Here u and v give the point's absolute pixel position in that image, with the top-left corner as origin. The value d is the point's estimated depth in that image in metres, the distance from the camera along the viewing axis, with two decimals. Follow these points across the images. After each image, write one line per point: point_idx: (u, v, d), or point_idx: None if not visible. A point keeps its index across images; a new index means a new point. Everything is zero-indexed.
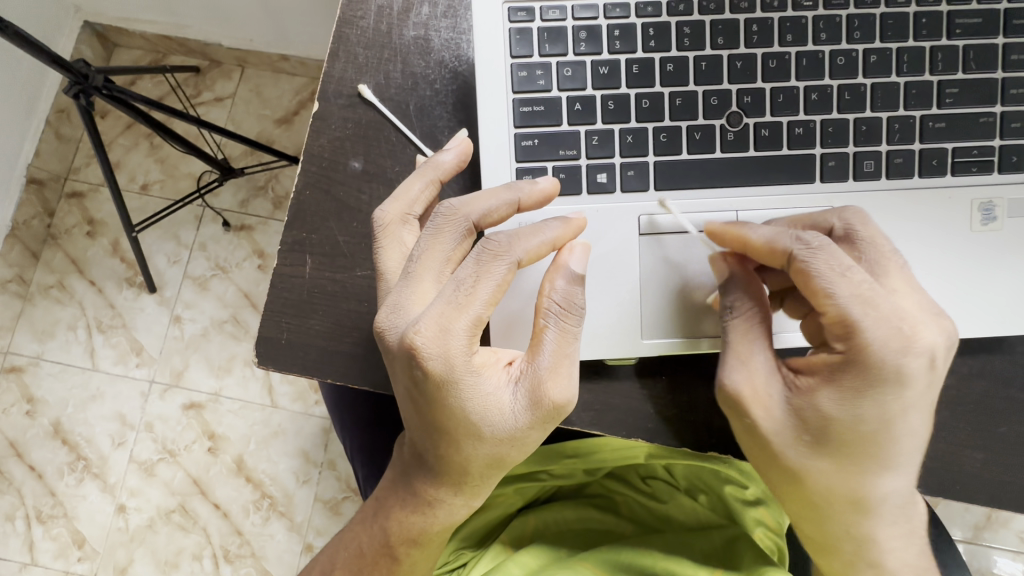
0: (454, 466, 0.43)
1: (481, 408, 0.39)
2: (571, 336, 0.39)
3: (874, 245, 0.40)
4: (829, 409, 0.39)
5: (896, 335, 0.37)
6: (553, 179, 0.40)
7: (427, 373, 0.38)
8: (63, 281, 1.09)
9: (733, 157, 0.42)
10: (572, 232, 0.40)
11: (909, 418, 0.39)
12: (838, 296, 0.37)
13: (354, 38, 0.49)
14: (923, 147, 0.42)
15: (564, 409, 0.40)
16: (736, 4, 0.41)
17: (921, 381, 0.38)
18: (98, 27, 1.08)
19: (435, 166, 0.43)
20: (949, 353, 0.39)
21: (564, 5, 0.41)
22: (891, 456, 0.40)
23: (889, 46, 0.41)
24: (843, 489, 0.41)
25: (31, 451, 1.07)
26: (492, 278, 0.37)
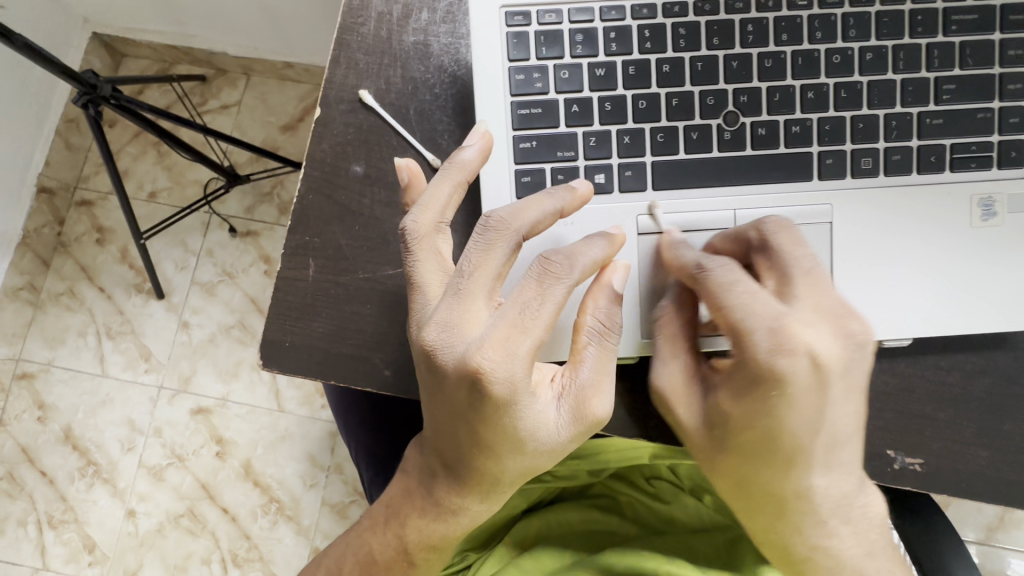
0: (487, 477, 0.43)
1: (532, 426, 0.40)
2: (611, 354, 0.41)
3: (786, 255, 0.39)
4: (728, 407, 0.40)
5: (769, 335, 0.37)
6: (589, 185, 0.40)
7: (485, 394, 0.37)
8: (73, 288, 1.11)
9: (730, 156, 0.42)
10: (615, 250, 0.40)
11: (810, 416, 0.39)
12: (726, 303, 0.38)
13: (354, 45, 0.50)
14: (921, 144, 0.42)
15: (604, 422, 0.41)
16: (731, 5, 0.41)
17: (805, 380, 0.37)
18: (106, 38, 1.10)
19: (460, 166, 0.40)
20: (860, 351, 0.38)
21: (561, 9, 0.41)
22: (803, 453, 0.40)
23: (885, 44, 0.42)
24: (761, 486, 0.42)
25: (42, 456, 1.08)
26: (557, 299, 0.38)
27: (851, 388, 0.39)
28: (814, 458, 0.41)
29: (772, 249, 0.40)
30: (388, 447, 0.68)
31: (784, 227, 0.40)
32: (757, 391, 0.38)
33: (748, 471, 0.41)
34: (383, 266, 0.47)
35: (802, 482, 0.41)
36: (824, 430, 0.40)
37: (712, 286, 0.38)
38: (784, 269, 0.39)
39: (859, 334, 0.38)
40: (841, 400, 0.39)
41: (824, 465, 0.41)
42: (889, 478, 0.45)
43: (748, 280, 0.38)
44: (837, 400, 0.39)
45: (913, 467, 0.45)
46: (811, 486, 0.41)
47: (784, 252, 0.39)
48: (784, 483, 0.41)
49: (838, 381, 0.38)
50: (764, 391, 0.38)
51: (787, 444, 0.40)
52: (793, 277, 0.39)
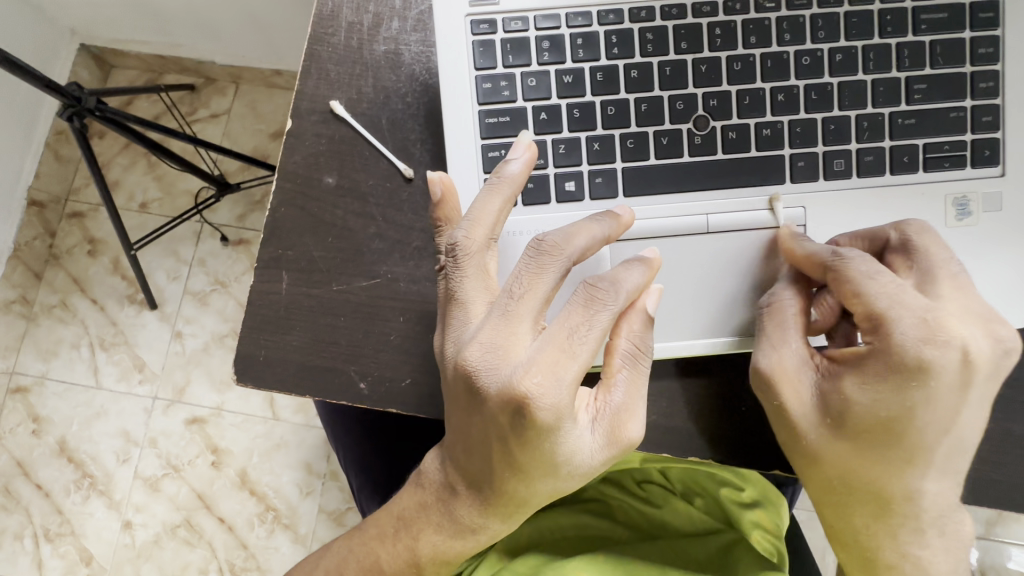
0: (513, 500, 0.43)
1: (569, 451, 0.39)
2: (643, 378, 0.41)
3: (927, 255, 0.39)
4: (854, 397, 0.38)
5: (919, 325, 0.36)
6: (631, 211, 0.40)
7: (529, 417, 0.37)
8: (65, 300, 1.11)
9: (701, 161, 0.42)
10: (653, 275, 0.40)
11: (945, 414, 0.38)
12: (868, 292, 0.37)
13: (325, 55, 0.49)
14: (893, 144, 0.42)
15: (635, 445, 0.41)
16: (698, 8, 0.41)
17: (953, 376, 0.37)
18: (93, 50, 1.10)
19: (508, 181, 0.39)
20: (1005, 357, 0.38)
21: (526, 16, 0.41)
22: (924, 452, 0.39)
23: (854, 44, 0.41)
24: (864, 479, 0.40)
25: (37, 470, 1.08)
26: (604, 327, 0.38)
27: (986, 395, 0.39)
28: (934, 460, 0.40)
29: (912, 248, 0.40)
30: (374, 458, 0.68)
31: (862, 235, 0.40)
32: (896, 381, 0.37)
33: (865, 464, 0.40)
34: (357, 278, 0.47)
35: (912, 484, 0.40)
36: (953, 432, 0.39)
37: (853, 273, 0.38)
38: (924, 266, 0.39)
39: (1006, 338, 0.38)
40: (977, 404, 0.39)
41: (938, 470, 0.40)
42: None
43: (891, 273, 0.38)
44: (975, 403, 0.39)
45: None
46: (921, 489, 0.40)
47: (925, 249, 0.39)
48: (892, 482, 0.40)
49: (982, 383, 0.38)
50: (909, 379, 0.37)
51: (914, 440, 0.39)
52: (937, 277, 0.38)
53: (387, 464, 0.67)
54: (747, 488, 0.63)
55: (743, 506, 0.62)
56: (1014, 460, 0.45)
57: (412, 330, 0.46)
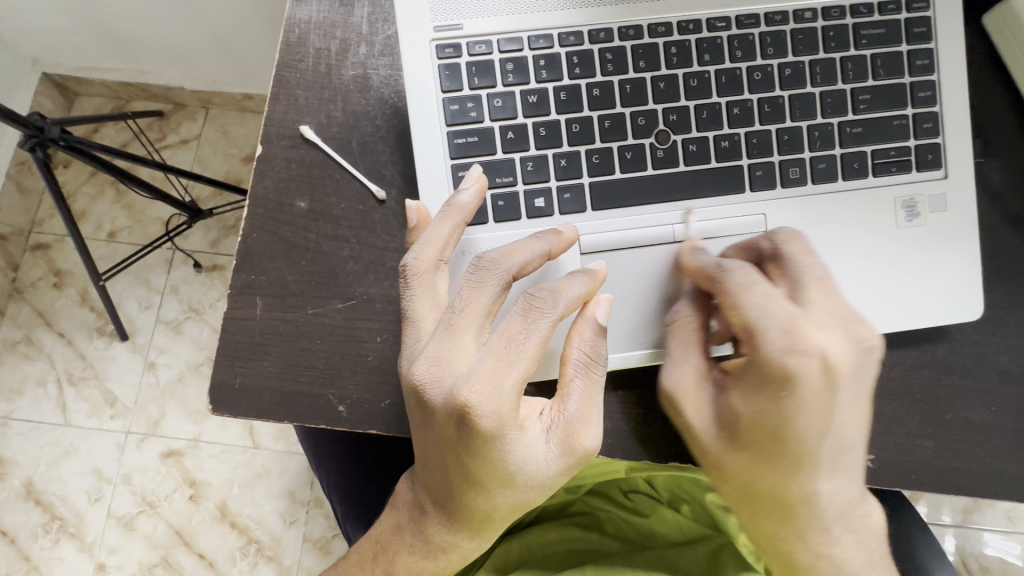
0: (477, 513, 0.43)
1: (522, 460, 0.40)
2: (597, 386, 0.41)
3: (798, 264, 0.40)
4: (739, 406, 0.40)
5: (783, 336, 0.38)
6: (574, 228, 0.42)
7: (474, 428, 0.38)
8: (29, 336, 1.07)
9: (664, 174, 0.43)
10: (597, 286, 0.41)
11: (819, 417, 0.39)
12: (742, 304, 0.39)
13: (294, 81, 0.50)
14: (844, 152, 0.44)
15: (591, 454, 0.42)
16: (654, 29, 0.43)
17: (817, 382, 0.38)
18: (56, 78, 1.08)
19: (456, 208, 0.40)
20: (867, 354, 0.39)
21: (490, 40, 0.42)
22: (811, 457, 0.40)
23: (802, 59, 0.44)
24: (769, 489, 0.42)
25: (2, 516, 1.03)
26: (543, 335, 0.38)
27: (858, 393, 0.40)
28: (821, 461, 0.41)
29: (783, 257, 0.41)
30: (356, 480, 0.67)
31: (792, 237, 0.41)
32: (768, 390, 0.39)
33: (759, 473, 0.41)
34: (332, 300, 0.47)
35: (810, 486, 0.41)
36: (832, 432, 0.40)
37: (732, 285, 0.39)
38: (796, 278, 0.40)
39: (864, 339, 0.39)
40: (850, 404, 0.40)
41: (830, 470, 0.41)
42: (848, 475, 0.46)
43: (764, 285, 0.39)
44: (847, 402, 0.40)
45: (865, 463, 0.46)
46: (816, 491, 0.42)
47: (798, 261, 0.40)
48: (787, 487, 0.41)
49: (846, 385, 0.39)
50: (776, 387, 0.38)
51: (799, 447, 0.40)
52: (805, 284, 0.40)
53: (371, 487, 0.66)
54: None
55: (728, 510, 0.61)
56: (976, 447, 0.46)
57: (389, 350, 0.46)
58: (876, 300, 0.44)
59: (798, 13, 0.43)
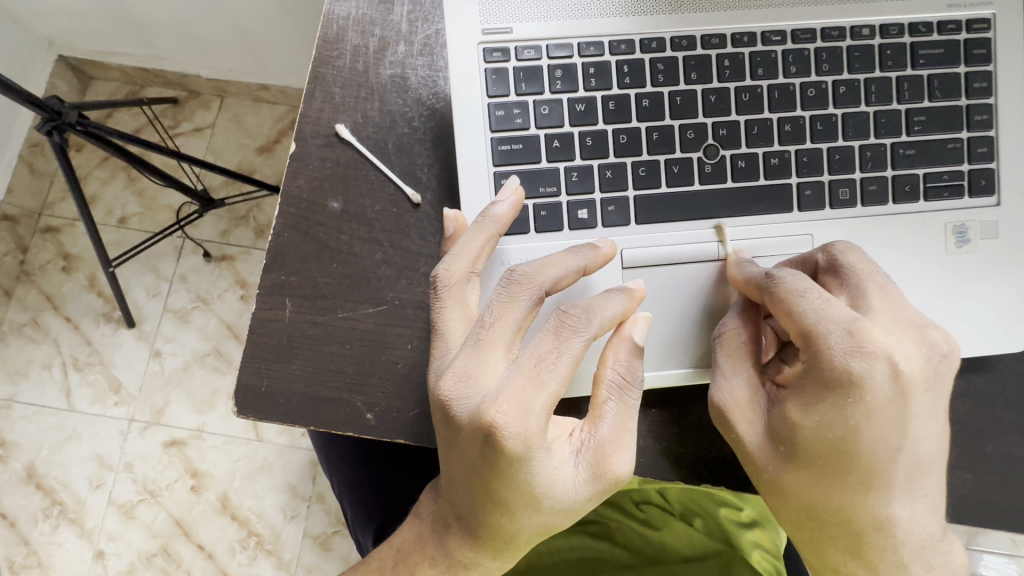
0: (501, 534, 0.42)
1: (549, 484, 0.38)
2: (631, 409, 0.40)
3: (855, 271, 0.39)
4: (795, 417, 0.38)
5: (845, 337, 0.36)
6: (612, 242, 0.41)
7: (502, 448, 0.36)
8: (36, 319, 1.06)
9: (711, 190, 0.42)
10: (634, 304, 0.40)
11: (890, 429, 0.37)
12: (798, 309, 0.37)
13: (330, 78, 0.49)
14: (896, 173, 0.43)
15: (622, 481, 0.40)
16: (707, 40, 0.42)
17: (884, 391, 0.36)
18: (72, 61, 1.07)
19: (493, 219, 0.39)
20: (943, 362, 0.37)
21: (539, 45, 0.41)
22: (880, 474, 0.37)
23: (857, 77, 0.42)
24: (836, 514, 0.39)
25: (2, 498, 1.02)
26: (575, 354, 0.37)
27: (934, 405, 0.38)
28: (894, 482, 0.38)
29: (840, 267, 0.39)
30: (371, 482, 0.66)
31: (848, 249, 0.39)
32: (831, 398, 0.36)
33: (823, 498, 0.39)
34: (363, 305, 0.46)
35: (881, 512, 0.38)
36: (906, 447, 0.37)
37: (782, 291, 0.37)
38: (859, 282, 0.38)
39: (942, 345, 0.37)
40: (926, 414, 0.37)
41: (907, 493, 0.38)
42: None
43: (821, 289, 0.37)
44: (924, 413, 0.37)
45: None
46: (891, 516, 0.38)
47: (856, 267, 0.39)
48: (857, 511, 0.38)
49: (920, 394, 0.37)
50: (841, 396, 0.36)
51: (863, 464, 0.37)
52: (867, 291, 0.38)
53: (385, 491, 0.66)
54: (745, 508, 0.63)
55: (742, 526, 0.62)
56: (1018, 481, 0.45)
57: (419, 359, 0.45)
58: None
59: (855, 29, 0.42)
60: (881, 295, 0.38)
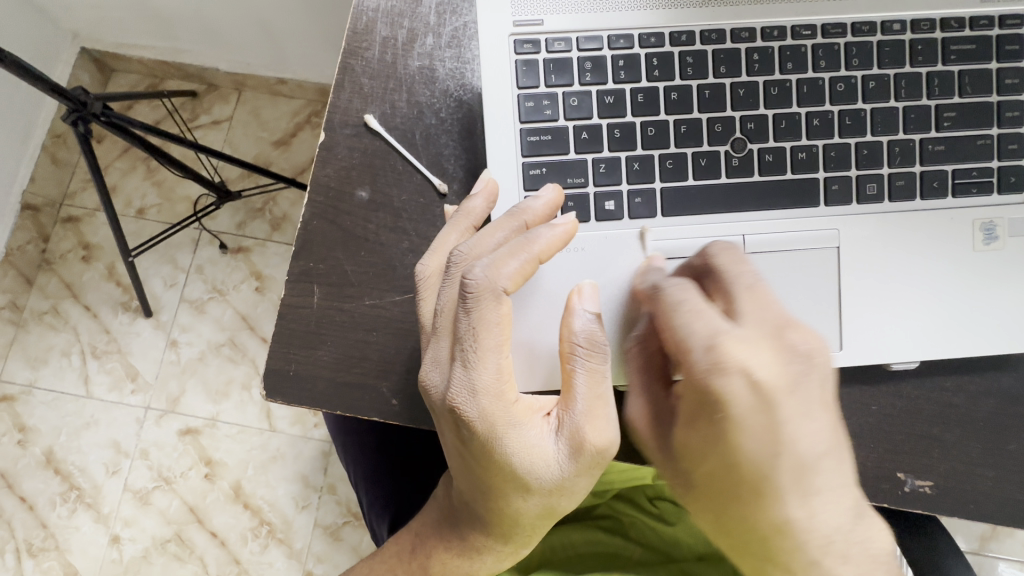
0: (503, 522, 0.43)
1: (530, 463, 0.38)
2: (600, 375, 0.38)
3: (722, 276, 0.39)
4: (684, 433, 0.39)
5: (707, 353, 0.36)
6: (552, 188, 0.40)
7: (470, 428, 0.37)
8: (57, 307, 1.08)
9: (738, 183, 0.42)
10: (560, 239, 0.38)
11: (763, 438, 0.37)
12: (671, 324, 0.37)
13: (359, 69, 0.49)
14: (924, 169, 0.43)
15: (610, 449, 0.39)
16: (737, 34, 0.42)
17: (745, 401, 0.36)
18: (94, 53, 1.09)
19: (467, 213, 0.41)
20: (807, 365, 0.37)
21: (570, 37, 0.41)
22: (771, 483, 0.38)
23: (887, 73, 0.42)
24: (741, 527, 0.39)
25: (22, 482, 1.04)
26: (494, 320, 0.36)
27: (810, 405, 0.38)
28: (782, 486, 0.38)
29: (716, 272, 0.39)
30: (385, 471, 0.67)
31: (724, 249, 0.39)
32: (705, 414, 0.37)
33: (730, 513, 0.39)
34: (389, 293, 0.47)
35: (779, 515, 0.39)
36: (784, 452, 0.37)
37: (664, 304, 0.37)
38: (727, 289, 0.38)
39: (801, 348, 0.37)
40: (802, 416, 0.37)
41: (799, 495, 0.38)
42: (899, 499, 0.45)
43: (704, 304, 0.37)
44: (798, 416, 0.37)
45: (923, 489, 0.45)
46: (789, 519, 0.39)
47: (721, 271, 0.39)
48: (758, 515, 0.39)
49: (785, 401, 0.37)
50: (711, 410, 0.37)
51: (747, 473, 0.38)
52: (735, 295, 0.38)
53: (402, 479, 0.67)
54: None
55: None
56: None
57: None
58: (948, 324, 0.43)
59: (886, 24, 0.42)
60: (750, 303, 0.38)
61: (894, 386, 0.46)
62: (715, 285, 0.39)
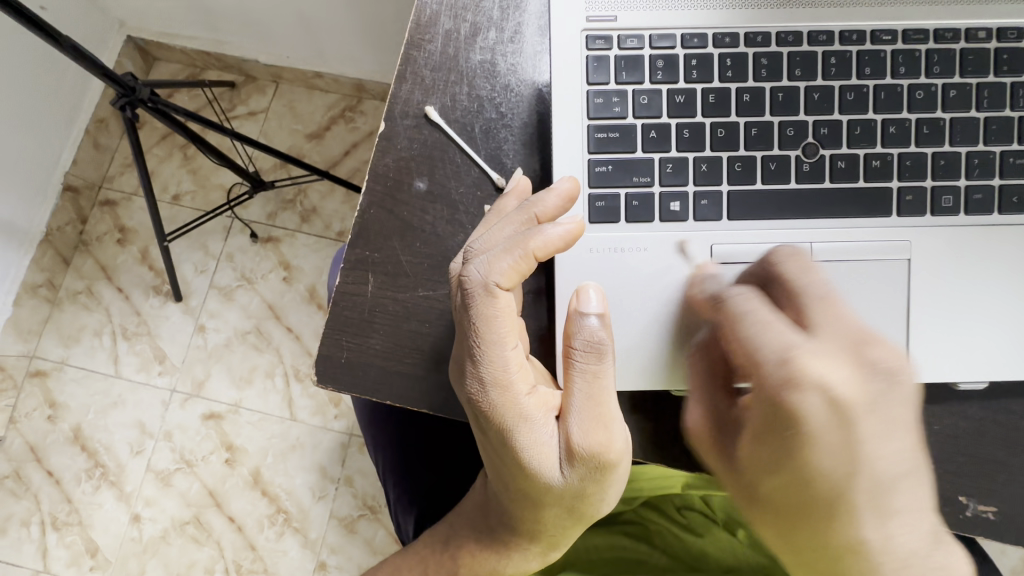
0: (535, 516, 0.42)
1: (538, 459, 0.38)
2: (601, 377, 0.37)
3: (791, 283, 0.40)
4: (750, 450, 0.41)
5: (782, 364, 0.38)
6: (570, 179, 0.40)
7: (484, 417, 0.38)
8: (91, 287, 1.10)
9: (808, 189, 0.41)
10: (562, 235, 0.37)
11: (839, 454, 0.38)
12: (739, 335, 0.39)
13: (421, 61, 0.49)
14: (1003, 183, 0.41)
15: (614, 454, 0.38)
16: (815, 37, 0.41)
17: (823, 416, 0.38)
18: (140, 41, 1.11)
19: (499, 211, 0.43)
20: (885, 381, 0.39)
21: (642, 34, 0.41)
22: (847, 502, 0.38)
23: (968, 81, 0.41)
24: (812, 547, 0.40)
25: (50, 456, 1.07)
26: (492, 315, 0.37)
27: (888, 422, 0.39)
28: (858, 502, 0.39)
29: (779, 278, 0.40)
30: (413, 465, 0.66)
31: (790, 258, 0.41)
32: (774, 429, 0.39)
33: (816, 535, 0.39)
34: (442, 285, 0.46)
35: (854, 533, 0.38)
36: (862, 469, 0.39)
37: (732, 313, 0.40)
38: (800, 302, 0.40)
39: (880, 364, 0.39)
40: (880, 435, 0.39)
41: (876, 514, 0.38)
42: (959, 524, 0.43)
43: (780, 318, 0.39)
44: (877, 434, 0.39)
45: (985, 515, 0.43)
46: (865, 540, 0.38)
47: (788, 279, 0.40)
48: (832, 529, 0.39)
49: (863, 416, 0.39)
50: (786, 423, 0.38)
51: (821, 490, 0.39)
52: (809, 306, 0.40)
53: (432, 474, 0.66)
54: None
55: None
56: None
57: None
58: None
59: (970, 32, 0.41)
60: (823, 313, 0.39)
61: (957, 406, 0.44)
62: (776, 291, 0.41)
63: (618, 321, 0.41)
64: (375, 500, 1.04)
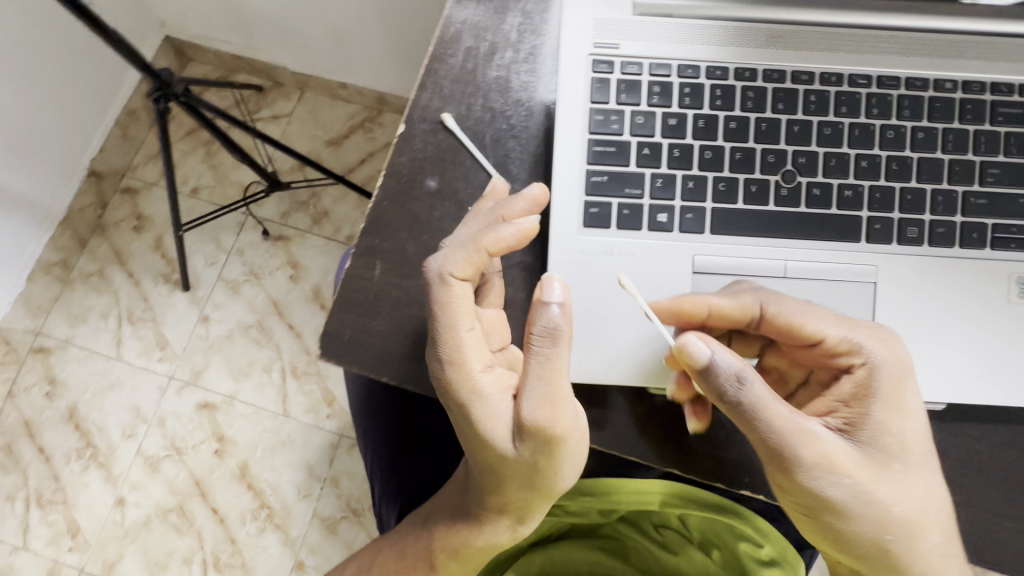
0: (501, 487, 0.45)
1: (492, 429, 0.42)
2: (555, 361, 0.40)
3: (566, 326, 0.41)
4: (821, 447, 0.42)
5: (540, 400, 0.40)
6: (538, 188, 0.45)
7: (444, 392, 0.42)
8: (103, 271, 1.14)
9: (785, 211, 0.45)
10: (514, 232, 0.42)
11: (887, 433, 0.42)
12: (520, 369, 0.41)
13: (442, 73, 0.54)
14: (965, 220, 0.45)
15: (563, 431, 0.41)
16: (797, 76, 0.45)
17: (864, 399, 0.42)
18: (178, 41, 1.18)
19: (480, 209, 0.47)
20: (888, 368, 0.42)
21: (642, 62, 0.45)
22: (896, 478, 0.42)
23: (936, 126, 0.45)
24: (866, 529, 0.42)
25: (43, 433, 1.09)
26: (449, 300, 0.41)
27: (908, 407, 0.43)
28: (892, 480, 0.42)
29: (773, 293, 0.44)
30: (402, 455, 0.69)
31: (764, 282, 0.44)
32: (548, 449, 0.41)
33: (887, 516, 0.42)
34: None
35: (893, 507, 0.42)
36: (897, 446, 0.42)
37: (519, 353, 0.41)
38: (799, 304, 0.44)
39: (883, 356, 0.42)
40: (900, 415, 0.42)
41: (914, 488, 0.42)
42: None
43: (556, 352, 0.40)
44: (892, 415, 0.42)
45: None
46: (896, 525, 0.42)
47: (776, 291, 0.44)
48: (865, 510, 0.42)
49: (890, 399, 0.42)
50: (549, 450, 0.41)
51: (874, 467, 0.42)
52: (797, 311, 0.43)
53: (418, 468, 0.69)
54: (767, 545, 0.56)
55: (760, 563, 0.57)
56: None
57: None
58: (980, 372, 0.44)
59: (938, 82, 0.45)
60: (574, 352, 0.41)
61: None
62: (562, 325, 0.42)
63: (600, 319, 0.44)
64: (359, 503, 1.06)
